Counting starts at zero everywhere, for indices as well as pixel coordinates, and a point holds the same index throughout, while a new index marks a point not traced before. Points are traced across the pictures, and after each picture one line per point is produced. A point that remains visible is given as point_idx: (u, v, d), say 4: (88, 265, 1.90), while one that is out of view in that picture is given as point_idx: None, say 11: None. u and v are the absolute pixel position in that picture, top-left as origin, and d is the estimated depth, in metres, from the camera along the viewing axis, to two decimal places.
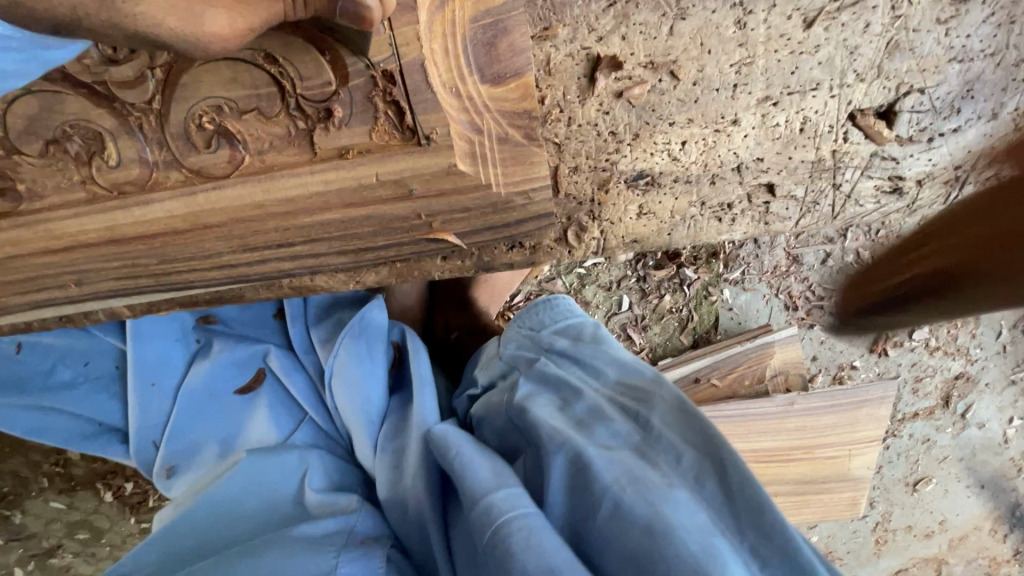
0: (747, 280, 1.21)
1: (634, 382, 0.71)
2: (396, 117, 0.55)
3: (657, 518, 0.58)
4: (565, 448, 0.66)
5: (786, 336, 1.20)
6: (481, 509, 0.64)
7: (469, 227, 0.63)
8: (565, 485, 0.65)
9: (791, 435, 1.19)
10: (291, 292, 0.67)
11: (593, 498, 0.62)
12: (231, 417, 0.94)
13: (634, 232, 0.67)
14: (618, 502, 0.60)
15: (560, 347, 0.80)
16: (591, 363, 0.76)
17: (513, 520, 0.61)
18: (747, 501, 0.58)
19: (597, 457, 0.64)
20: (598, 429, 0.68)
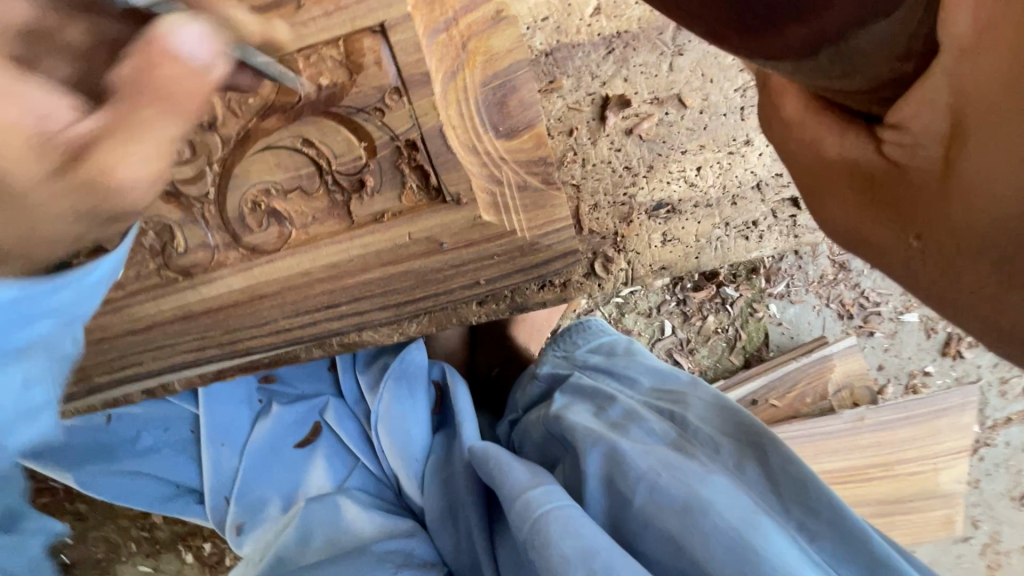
0: (794, 292, 1.17)
1: (671, 386, 0.72)
2: (421, 179, 0.60)
3: (694, 495, 0.56)
4: (602, 444, 0.63)
5: (845, 348, 1.14)
6: (519, 506, 0.63)
7: (500, 272, 0.66)
8: (602, 480, 0.62)
9: (865, 452, 1.12)
10: (340, 349, 0.72)
11: (627, 486, 0.60)
12: (293, 471, 0.99)
13: (662, 259, 0.67)
14: (654, 486, 0.58)
15: (594, 364, 0.81)
16: (626, 374, 0.78)
17: (551, 511, 0.60)
18: (788, 477, 0.58)
19: (632, 448, 0.62)
20: (634, 428, 0.66)
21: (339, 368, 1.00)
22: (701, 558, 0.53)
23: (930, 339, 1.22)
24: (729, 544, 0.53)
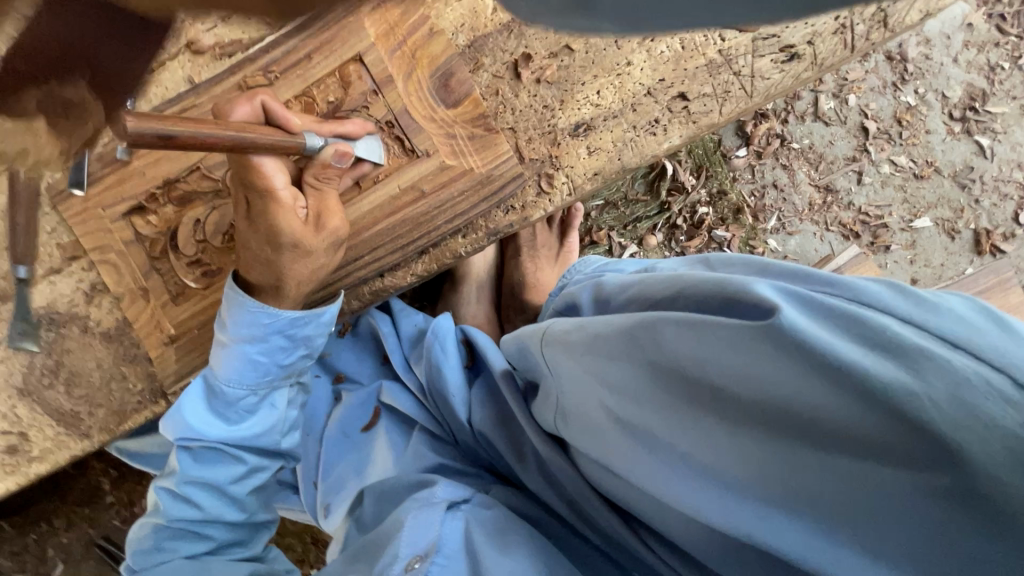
0: (787, 224, 1.24)
1: (651, 262, 0.90)
2: (400, 146, 0.86)
3: (644, 276, 0.73)
4: (590, 287, 0.82)
5: (851, 260, 1.19)
6: (535, 335, 0.79)
7: (469, 203, 0.87)
8: (591, 305, 0.79)
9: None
10: (371, 297, 0.95)
11: (605, 296, 0.77)
12: (365, 447, 1.17)
13: (592, 166, 0.86)
14: (620, 285, 0.76)
15: (591, 272, 0.98)
16: (617, 267, 0.95)
17: (552, 323, 0.77)
18: (723, 258, 0.72)
19: (609, 278, 0.80)
20: (616, 275, 0.84)
21: (388, 352, 1.20)
22: (645, 305, 0.68)
23: (956, 241, 1.22)
24: (661, 283, 0.67)
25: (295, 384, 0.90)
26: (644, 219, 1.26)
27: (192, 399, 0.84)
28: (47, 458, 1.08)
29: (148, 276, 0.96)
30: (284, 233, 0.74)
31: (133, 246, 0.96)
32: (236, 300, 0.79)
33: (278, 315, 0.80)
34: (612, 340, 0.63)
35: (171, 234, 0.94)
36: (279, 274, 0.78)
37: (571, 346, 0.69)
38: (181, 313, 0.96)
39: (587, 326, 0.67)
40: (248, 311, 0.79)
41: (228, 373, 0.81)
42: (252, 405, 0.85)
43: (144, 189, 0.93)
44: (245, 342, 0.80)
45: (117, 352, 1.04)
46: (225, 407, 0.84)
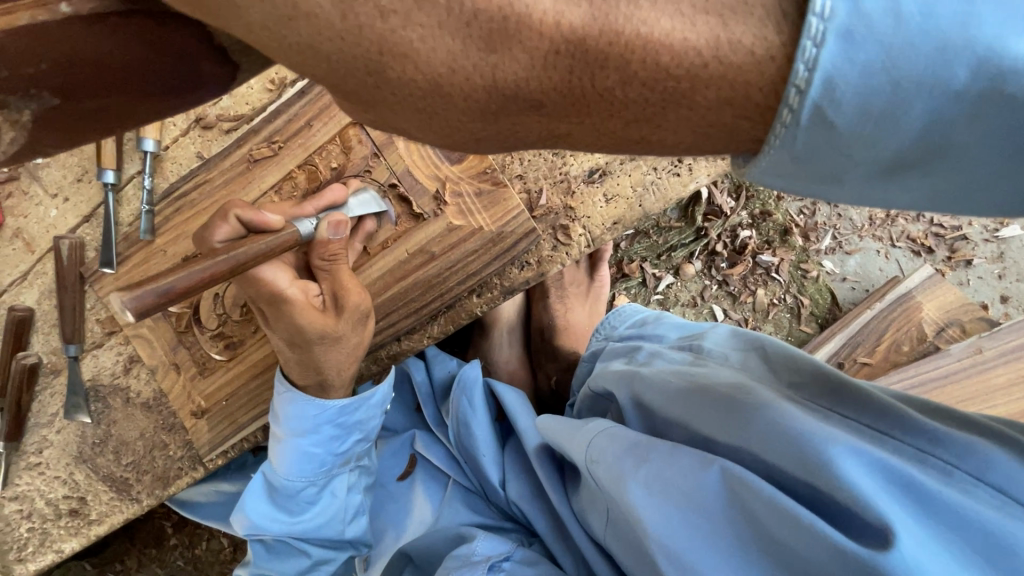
0: (844, 241, 1.12)
1: (694, 332, 0.84)
2: (406, 209, 0.83)
3: (694, 377, 0.67)
4: (625, 377, 0.76)
5: (923, 280, 1.04)
6: (578, 435, 0.74)
7: (482, 263, 0.82)
8: (630, 403, 0.74)
9: (1015, 393, 0.90)
10: (389, 361, 0.91)
11: (646, 396, 0.71)
12: (399, 501, 1.12)
13: (611, 215, 0.79)
14: (667, 382, 0.70)
15: (628, 333, 0.94)
16: (658, 334, 0.90)
17: (598, 435, 0.71)
18: (780, 355, 0.66)
19: (650, 370, 0.75)
20: (657, 360, 0.78)
21: (421, 403, 1.17)
22: (707, 426, 0.62)
23: None
24: (726, 406, 0.61)
25: (356, 470, 0.87)
26: (679, 247, 1.16)
27: (253, 491, 0.83)
28: (102, 521, 1.12)
29: (176, 350, 0.98)
30: (307, 329, 0.72)
31: (160, 322, 0.98)
32: (288, 395, 0.79)
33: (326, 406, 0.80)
34: (682, 493, 0.57)
35: (194, 309, 0.95)
36: (317, 366, 0.77)
37: (637, 474, 0.62)
38: (209, 385, 0.98)
39: (654, 459, 0.61)
40: (298, 401, 0.78)
41: (284, 468, 0.80)
42: (312, 496, 0.83)
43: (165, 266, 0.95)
44: (298, 436, 0.79)
45: (157, 420, 1.07)
46: (291, 501, 0.82)
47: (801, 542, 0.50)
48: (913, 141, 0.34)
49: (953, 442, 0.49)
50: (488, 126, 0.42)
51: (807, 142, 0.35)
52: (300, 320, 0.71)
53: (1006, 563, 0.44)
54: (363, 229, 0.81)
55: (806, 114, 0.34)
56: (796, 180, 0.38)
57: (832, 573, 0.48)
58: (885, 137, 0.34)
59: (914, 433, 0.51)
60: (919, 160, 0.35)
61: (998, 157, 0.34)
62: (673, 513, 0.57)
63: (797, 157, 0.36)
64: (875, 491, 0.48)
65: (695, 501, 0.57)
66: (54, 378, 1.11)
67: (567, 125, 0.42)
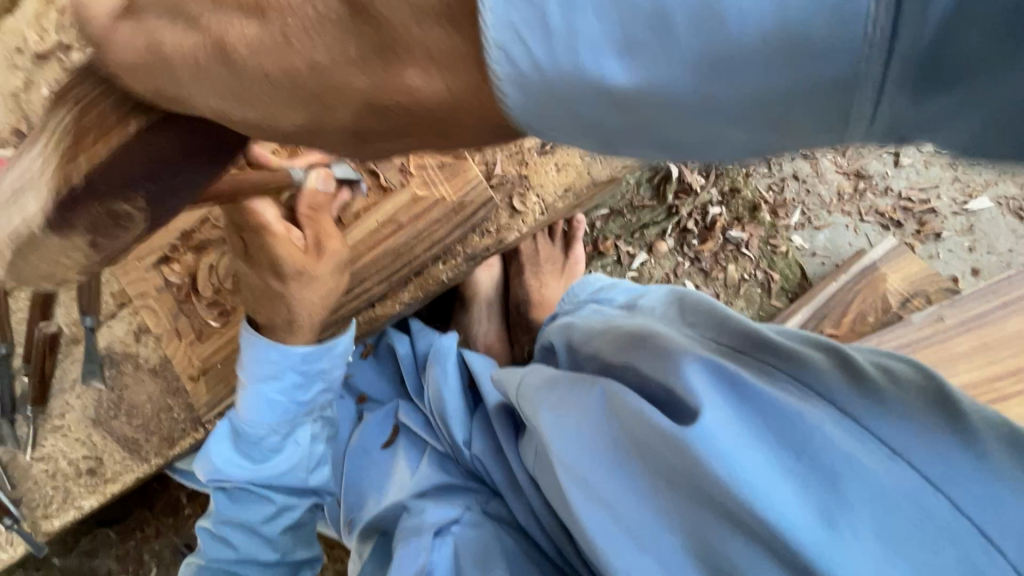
0: (813, 217, 1.15)
1: (639, 292, 0.89)
2: (375, 182, 0.90)
3: (610, 324, 0.74)
4: (563, 333, 0.82)
5: (889, 253, 1.06)
6: (512, 377, 0.81)
7: (445, 230, 0.88)
8: (565, 352, 0.81)
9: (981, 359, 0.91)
10: (365, 324, 0.98)
11: (575, 343, 0.78)
12: (381, 468, 1.17)
13: (562, 183, 0.85)
14: (591, 330, 0.77)
15: (586, 297, 0.97)
16: (610, 297, 0.93)
17: (527, 375, 0.77)
18: (689, 303, 0.73)
19: (582, 323, 0.81)
20: (596, 316, 0.84)
21: (404, 374, 1.23)
22: (612, 358, 0.69)
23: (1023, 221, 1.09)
24: (624, 340, 0.68)
25: (318, 420, 0.95)
26: (652, 225, 1.20)
27: (219, 439, 0.91)
28: (115, 480, 1.22)
29: (177, 318, 1.07)
30: (286, 264, 0.78)
31: (163, 292, 1.07)
32: (252, 345, 0.86)
33: (288, 352, 0.86)
34: (569, 407, 0.64)
35: (192, 279, 1.05)
36: (291, 306, 0.82)
37: (543, 396, 0.69)
38: (206, 349, 1.07)
39: (557, 385, 0.69)
40: (261, 349, 0.85)
41: (246, 414, 0.88)
42: (276, 445, 0.91)
43: (167, 241, 1.05)
44: (261, 381, 0.86)
45: (163, 385, 1.17)
46: (250, 446, 0.91)
47: (648, 438, 0.56)
48: (621, 104, 0.31)
49: (791, 355, 0.56)
50: (243, 105, 0.40)
51: (526, 91, 0.32)
52: (278, 251, 0.77)
53: (807, 446, 0.50)
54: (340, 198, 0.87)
55: (503, 59, 0.31)
56: (558, 130, 0.34)
57: (667, 460, 0.54)
58: (590, 69, 0.30)
59: (762, 350, 0.58)
60: (644, 105, 0.31)
61: (772, 74, 0.28)
62: (556, 425, 0.63)
63: (531, 105, 0.33)
64: (713, 389, 0.54)
65: (576, 412, 0.63)
66: (74, 347, 1.22)
67: (316, 114, 0.39)
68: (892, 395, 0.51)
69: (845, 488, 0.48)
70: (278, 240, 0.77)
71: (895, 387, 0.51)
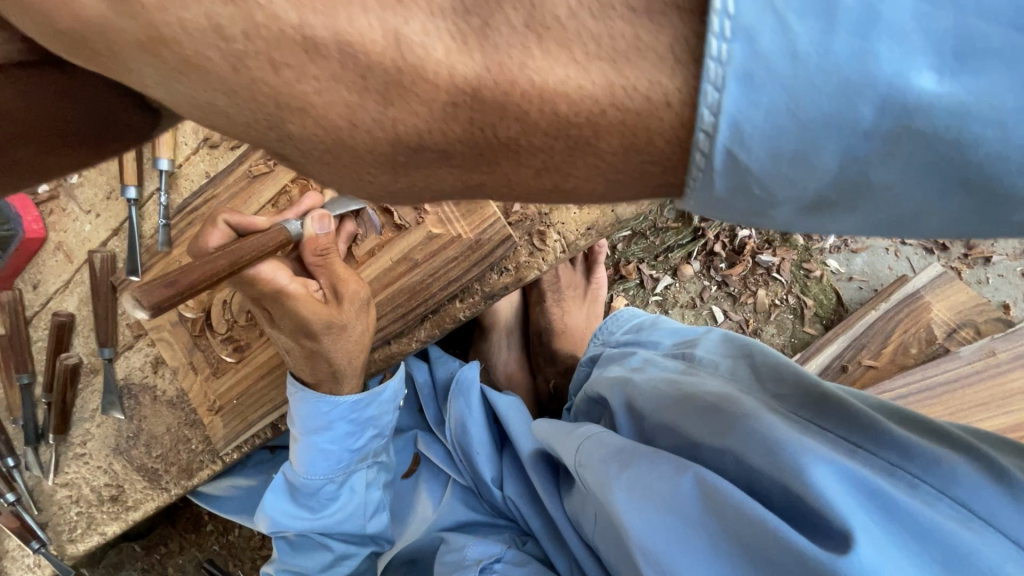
0: (849, 240, 1.09)
1: (689, 335, 0.85)
2: (389, 220, 0.86)
3: (680, 387, 0.69)
4: (619, 387, 0.77)
5: (932, 279, 1.00)
6: (567, 438, 0.76)
7: (463, 269, 0.84)
8: (625, 410, 0.75)
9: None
10: (381, 363, 0.94)
11: (637, 402, 0.73)
12: (400, 500, 1.14)
13: (584, 220, 0.81)
14: (656, 390, 0.71)
15: (624, 338, 0.94)
16: (653, 338, 0.89)
17: (586, 441, 0.72)
18: (768, 364, 0.67)
19: (642, 378, 0.75)
20: (650, 366, 0.79)
21: (423, 403, 1.20)
22: (696, 434, 0.63)
23: None
24: (710, 415, 0.62)
25: (373, 466, 0.93)
26: (676, 248, 1.14)
27: (276, 497, 0.90)
28: (137, 508, 1.22)
29: (193, 353, 1.06)
30: (314, 320, 0.76)
31: (178, 326, 1.06)
32: (302, 396, 0.84)
33: (338, 402, 0.85)
34: (662, 502, 0.58)
35: (206, 314, 1.03)
36: (330, 359, 0.81)
37: (620, 478, 0.63)
38: (222, 384, 1.05)
39: (637, 467, 0.63)
40: (310, 397, 0.84)
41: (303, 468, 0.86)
42: (332, 493, 0.89)
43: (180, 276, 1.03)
44: (314, 433, 0.85)
45: (180, 416, 1.16)
46: (308, 498, 0.90)
47: (766, 546, 0.51)
48: (831, 180, 0.29)
49: (922, 453, 0.51)
50: (398, 177, 0.37)
51: (732, 180, 0.31)
52: (302, 311, 0.74)
53: (957, 565, 0.46)
54: (346, 231, 0.86)
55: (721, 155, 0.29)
56: (731, 215, 0.33)
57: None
58: (805, 173, 0.29)
59: (887, 446, 0.53)
60: (849, 200, 0.30)
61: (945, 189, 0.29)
62: (651, 522, 0.58)
63: (726, 193, 0.32)
64: (848, 499, 0.50)
65: (671, 504, 0.57)
66: (93, 376, 1.22)
67: (481, 175, 0.36)
68: None
69: None
70: (293, 301, 0.73)
71: None
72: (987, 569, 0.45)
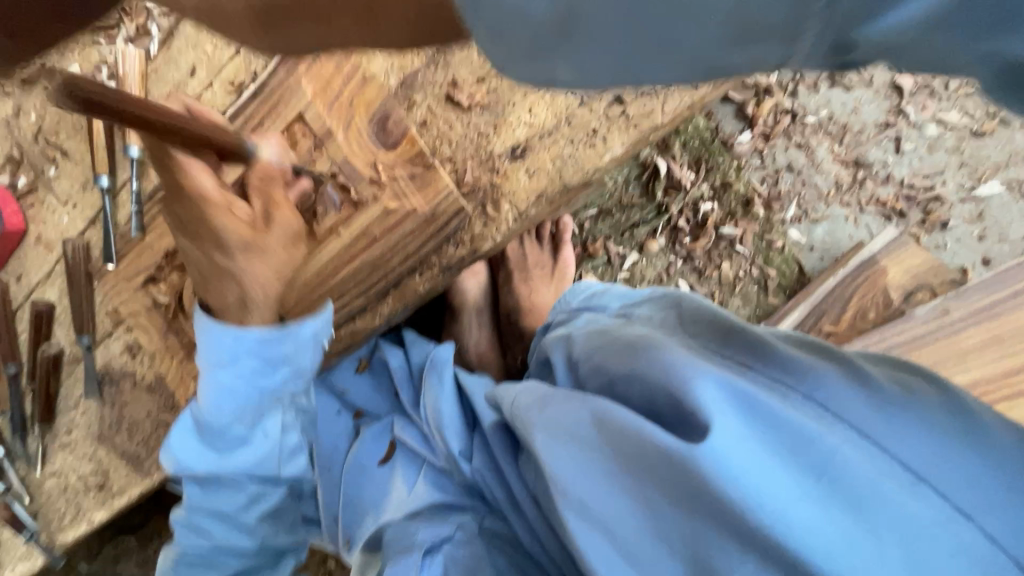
0: (810, 210, 1.10)
1: (634, 298, 0.87)
2: (347, 197, 0.88)
3: (609, 335, 0.72)
4: (560, 344, 0.80)
5: (890, 245, 1.01)
6: (507, 394, 0.78)
7: (419, 242, 0.86)
8: (563, 363, 0.77)
9: (989, 354, 0.87)
10: (348, 338, 0.97)
11: (573, 355, 0.76)
12: (377, 482, 1.15)
13: (535, 189, 0.83)
14: (588, 342, 0.74)
15: (578, 306, 0.95)
16: (602, 304, 0.90)
17: (519, 393, 0.74)
18: (692, 309, 0.70)
19: (579, 333, 0.78)
20: (591, 324, 0.81)
21: (398, 386, 1.21)
22: (614, 372, 0.65)
23: None
24: (625, 352, 0.65)
25: (290, 410, 0.93)
26: (641, 224, 1.16)
27: (187, 438, 0.89)
28: (122, 494, 1.24)
29: (167, 337, 1.09)
30: (230, 237, 0.73)
31: (152, 311, 1.08)
32: (210, 343, 0.79)
33: (244, 335, 0.79)
34: (569, 432, 0.61)
35: (178, 298, 1.06)
36: (240, 283, 0.76)
37: (538, 415, 0.66)
38: (197, 365, 1.08)
39: (553, 403, 0.65)
40: (219, 348, 0.79)
41: (212, 415, 0.85)
42: (242, 434, 0.89)
43: (154, 261, 1.05)
44: (216, 368, 0.80)
45: (161, 401, 1.19)
46: (216, 438, 0.89)
47: (654, 459, 0.54)
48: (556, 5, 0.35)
49: (802, 370, 0.54)
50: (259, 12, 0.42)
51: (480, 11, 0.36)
52: (217, 224, 0.72)
53: (817, 459, 0.49)
54: (307, 206, 0.88)
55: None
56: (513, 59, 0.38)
57: (674, 481, 0.53)
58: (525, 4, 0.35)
59: (773, 367, 0.55)
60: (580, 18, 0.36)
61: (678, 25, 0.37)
62: (560, 448, 0.61)
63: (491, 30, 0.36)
64: (727, 409, 0.51)
65: (575, 434, 0.61)
66: (76, 367, 1.24)
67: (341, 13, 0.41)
68: (926, 414, 0.50)
69: (862, 503, 0.47)
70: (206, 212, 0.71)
71: (920, 405, 0.51)
72: (834, 460, 0.48)
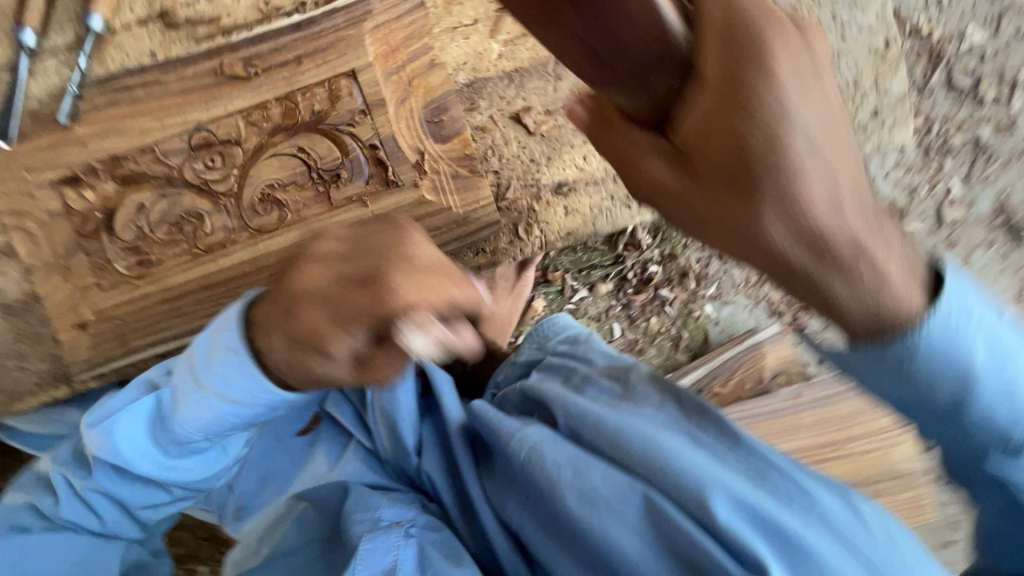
0: (724, 293, 1.35)
1: (620, 356, 0.87)
2: (382, 173, 0.84)
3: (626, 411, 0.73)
4: (566, 402, 0.77)
5: (773, 337, 1.29)
6: (514, 443, 0.74)
7: (444, 241, 0.86)
8: (569, 420, 0.76)
9: (814, 431, 1.23)
10: None
11: (584, 419, 0.75)
12: (291, 457, 1.08)
13: (567, 226, 0.89)
14: (602, 409, 0.75)
15: (559, 345, 0.92)
16: (584, 354, 0.88)
17: (533, 449, 0.73)
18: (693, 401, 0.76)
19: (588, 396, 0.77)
20: (592, 381, 0.80)
21: None
22: (638, 452, 0.69)
23: None
24: (649, 440, 0.70)
25: None
26: (598, 267, 1.31)
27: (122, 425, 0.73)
28: None
29: (71, 255, 0.87)
30: None
31: (58, 219, 0.86)
32: (213, 340, 0.68)
33: (248, 365, 0.67)
34: (611, 512, 0.66)
35: (106, 213, 0.85)
36: None
37: (574, 489, 0.68)
38: (106, 298, 0.88)
39: (589, 479, 0.68)
40: (223, 358, 0.67)
41: (192, 419, 0.71)
42: (201, 447, 0.75)
43: (86, 162, 0.84)
44: (219, 399, 0.68)
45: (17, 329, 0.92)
46: (171, 444, 0.74)
47: (687, 547, 0.63)
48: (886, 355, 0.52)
49: (791, 485, 0.67)
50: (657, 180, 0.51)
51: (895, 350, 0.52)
52: (274, 335, 0.63)
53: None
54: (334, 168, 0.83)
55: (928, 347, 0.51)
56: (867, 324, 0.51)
57: (702, 568, 0.62)
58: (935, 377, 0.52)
59: (774, 482, 0.67)
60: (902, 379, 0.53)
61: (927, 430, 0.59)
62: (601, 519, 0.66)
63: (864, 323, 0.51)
64: (743, 520, 0.63)
65: (620, 514, 0.66)
66: None
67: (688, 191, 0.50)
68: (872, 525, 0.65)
69: None
70: (285, 277, 0.63)
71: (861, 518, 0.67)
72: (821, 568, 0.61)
